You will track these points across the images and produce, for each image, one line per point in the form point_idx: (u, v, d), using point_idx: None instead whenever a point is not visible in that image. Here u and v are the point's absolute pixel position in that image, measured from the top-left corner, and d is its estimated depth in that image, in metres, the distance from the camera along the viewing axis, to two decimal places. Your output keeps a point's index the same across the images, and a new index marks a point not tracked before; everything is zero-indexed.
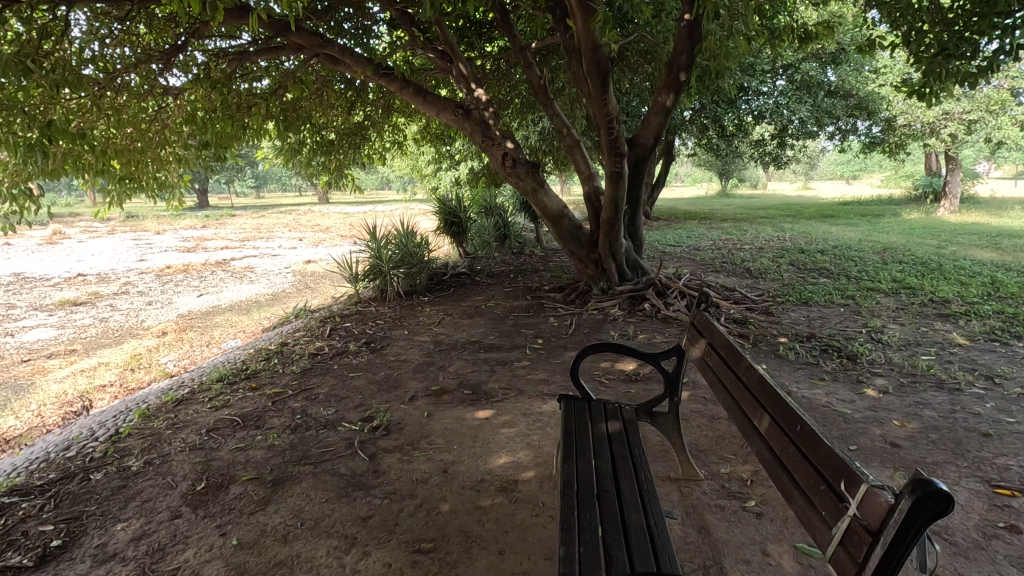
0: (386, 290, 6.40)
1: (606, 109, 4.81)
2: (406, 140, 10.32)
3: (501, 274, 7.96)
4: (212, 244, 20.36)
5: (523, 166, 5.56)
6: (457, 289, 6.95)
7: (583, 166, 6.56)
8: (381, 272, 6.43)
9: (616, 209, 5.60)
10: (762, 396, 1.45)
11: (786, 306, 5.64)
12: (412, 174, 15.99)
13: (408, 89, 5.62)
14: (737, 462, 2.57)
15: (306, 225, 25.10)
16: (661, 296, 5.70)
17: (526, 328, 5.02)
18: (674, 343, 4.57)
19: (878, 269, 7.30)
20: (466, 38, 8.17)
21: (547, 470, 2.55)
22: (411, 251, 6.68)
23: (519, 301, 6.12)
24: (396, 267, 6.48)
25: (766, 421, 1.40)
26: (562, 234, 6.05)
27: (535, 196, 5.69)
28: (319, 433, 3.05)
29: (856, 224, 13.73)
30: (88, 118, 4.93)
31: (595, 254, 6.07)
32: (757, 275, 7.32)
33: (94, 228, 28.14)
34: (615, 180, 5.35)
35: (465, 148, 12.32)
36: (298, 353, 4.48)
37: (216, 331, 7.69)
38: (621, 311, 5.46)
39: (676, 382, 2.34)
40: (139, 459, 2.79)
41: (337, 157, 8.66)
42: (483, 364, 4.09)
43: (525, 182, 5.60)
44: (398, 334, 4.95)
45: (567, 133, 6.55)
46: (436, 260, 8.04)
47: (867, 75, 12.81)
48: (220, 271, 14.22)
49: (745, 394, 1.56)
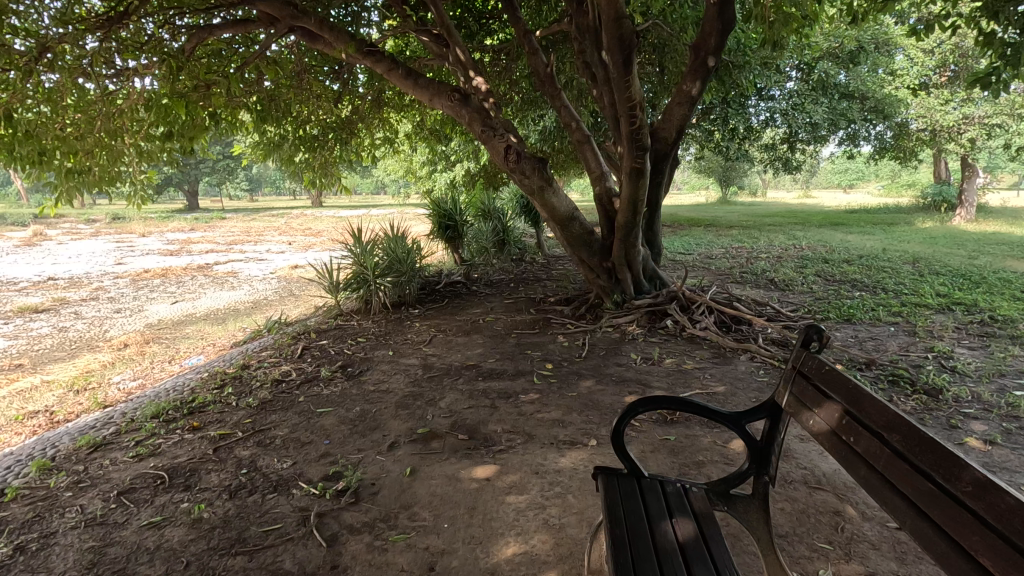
0: (371, 301, 5.66)
1: (628, 94, 4.08)
2: (399, 138, 9.62)
3: (500, 284, 7.22)
4: (197, 247, 19.55)
5: (529, 162, 4.80)
6: (452, 300, 6.22)
7: (592, 164, 5.85)
8: (366, 282, 5.68)
9: (635, 211, 4.88)
10: (973, 495, 0.87)
11: (828, 324, 4.94)
12: (406, 176, 15.27)
13: (397, 71, 4.85)
14: (838, 559, 1.84)
15: (297, 229, 24.36)
16: (685, 311, 4.98)
17: (531, 350, 4.29)
18: (708, 370, 3.84)
19: (917, 282, 6.61)
20: (463, 27, 7.49)
21: (575, 569, 1.81)
22: (400, 258, 5.95)
23: (522, 315, 5.39)
24: (382, 275, 5.74)
25: (995, 544, 0.82)
26: (571, 240, 5.29)
27: (541, 196, 4.93)
28: (265, 500, 2.30)
29: (871, 232, 13.11)
30: (19, 97, 4.18)
31: (607, 263, 5.35)
32: (785, 287, 6.62)
33: (79, 229, 27.31)
34: (635, 179, 4.63)
35: (462, 148, 11.64)
36: (259, 379, 3.73)
37: (184, 345, 6.92)
38: (641, 330, 4.74)
39: (766, 454, 1.62)
40: (9, 543, 2.03)
41: (322, 154, 7.92)
42: (482, 398, 3.35)
43: (531, 180, 4.84)
44: (381, 356, 4.20)
45: (575, 127, 5.84)
46: (429, 266, 7.33)
47: (885, 76, 12.21)
48: (200, 276, 13.43)
49: (920, 483, 0.99)
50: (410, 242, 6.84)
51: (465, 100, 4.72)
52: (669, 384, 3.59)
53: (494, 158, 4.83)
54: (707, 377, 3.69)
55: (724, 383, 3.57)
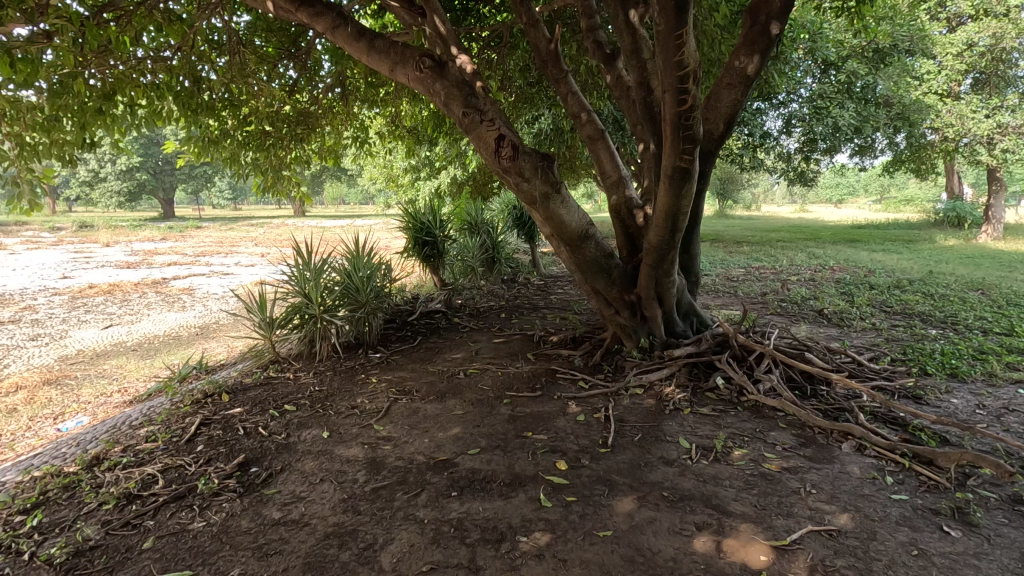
0: (317, 342, 4.28)
1: (679, 59, 2.72)
2: (372, 138, 8.29)
3: (487, 315, 5.85)
4: (160, 259, 18.02)
5: (529, 159, 3.41)
6: (426, 338, 4.86)
7: (607, 165, 4.58)
8: (311, 317, 4.30)
9: (675, 230, 3.55)
10: None
11: (934, 384, 3.62)
12: (386, 184, 13.93)
13: (348, 29, 3.47)
14: None
15: (274, 239, 22.90)
16: (740, 364, 3.65)
17: (533, 432, 2.92)
18: (807, 475, 2.49)
19: (1004, 317, 5.33)
20: (445, 7, 6.23)
21: None
22: (357, 285, 4.60)
23: (517, 365, 4.03)
24: (333, 308, 4.37)
25: None
26: (583, 265, 3.92)
27: (545, 207, 3.55)
28: None
29: (896, 250, 11.96)
30: None
31: (631, 296, 4.04)
32: (843, 323, 5.31)
33: (41, 237, 25.58)
34: (678, 185, 3.30)
35: (447, 152, 10.34)
36: (97, 496, 2.32)
37: (88, 390, 5.48)
38: (682, 395, 3.39)
39: None
40: None
41: (275, 154, 6.56)
42: (453, 546, 1.97)
43: (532, 185, 3.45)
44: (308, 442, 2.82)
45: (586, 117, 4.54)
46: (402, 292, 5.97)
47: (912, 82, 11.15)
48: (151, 292, 11.92)
49: None
50: (376, 261, 5.49)
51: (439, 68, 3.31)
52: (756, 506, 2.23)
53: (481, 152, 3.44)
54: (811, 490, 2.34)
55: (845, 506, 2.22)
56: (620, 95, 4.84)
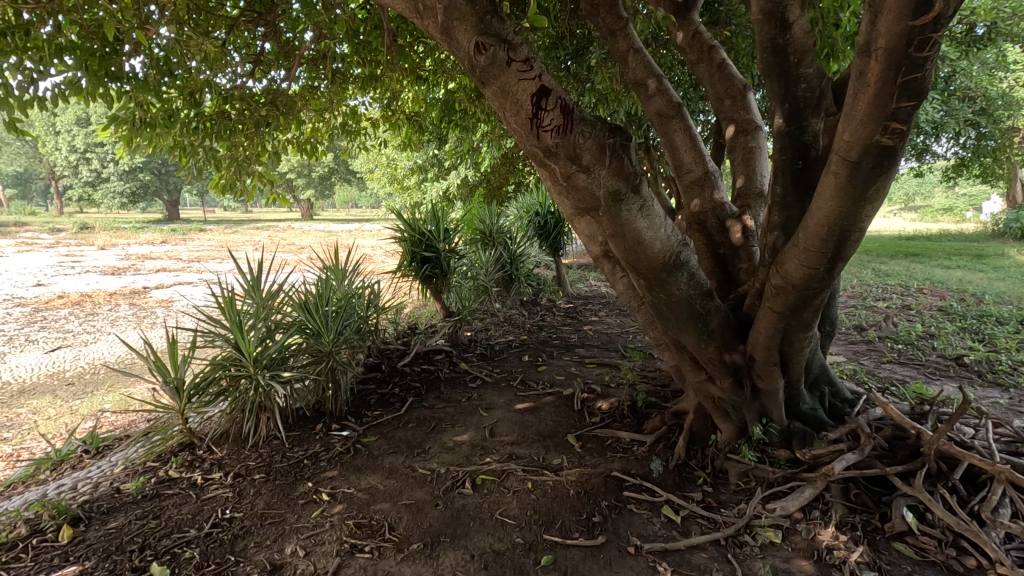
0: (247, 416, 2.80)
1: None
2: (366, 128, 6.91)
3: (505, 358, 4.38)
4: (150, 265, 16.80)
5: (590, 134, 1.96)
6: (419, 401, 3.41)
7: (687, 157, 3.15)
8: (241, 380, 2.82)
9: (838, 262, 2.05)
10: None
11: None
12: (391, 186, 12.58)
13: None
14: None
15: (276, 244, 21.70)
16: (941, 484, 2.15)
17: None
18: None
19: None
20: None
21: None
22: (319, 328, 3.16)
23: (558, 466, 2.55)
24: (277, 364, 2.94)
25: None
26: (666, 310, 2.44)
27: (613, 217, 2.08)
28: None
29: (973, 266, 10.37)
30: None
31: (734, 359, 2.59)
32: (1004, 382, 3.78)
33: (38, 239, 24.66)
34: (868, 183, 1.79)
35: (459, 149, 8.94)
36: None
37: None
38: (862, 554, 1.90)
39: None
40: None
41: (239, 143, 5.20)
42: None
43: (593, 177, 1.98)
44: None
45: (657, 86, 3.10)
46: (395, 325, 4.55)
47: (998, 72, 9.58)
48: (124, 304, 10.59)
49: None
50: (356, 284, 4.08)
51: None
52: None
53: (505, 118, 1.99)
54: None
55: None
56: (697, 60, 3.40)
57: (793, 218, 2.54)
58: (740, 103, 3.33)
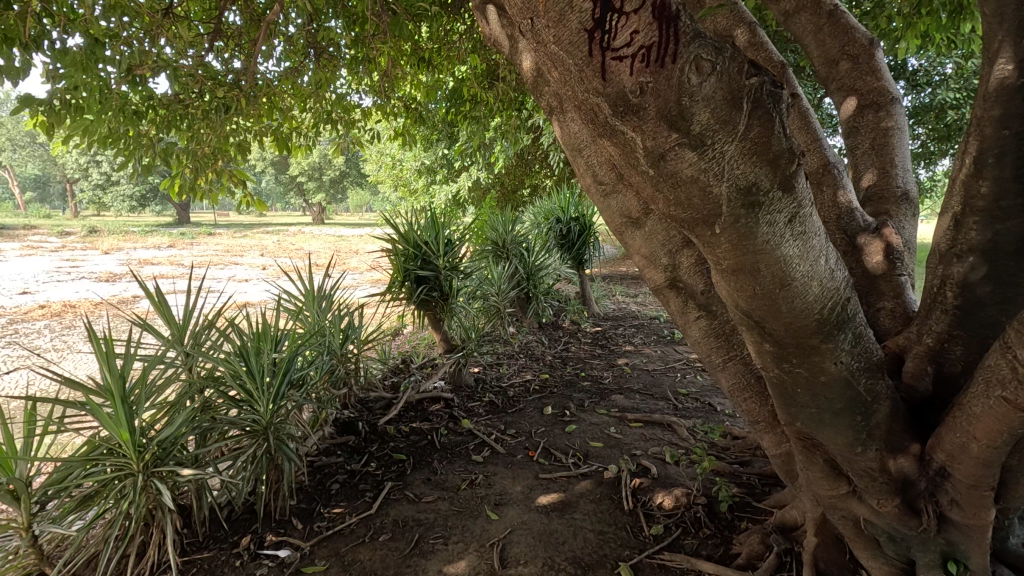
0: (120, 530, 1.80)
1: None
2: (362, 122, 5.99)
3: (520, 409, 3.37)
4: (147, 271, 16.03)
5: (713, 66, 0.93)
6: (401, 488, 2.43)
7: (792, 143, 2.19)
8: (114, 480, 1.82)
9: None
10: None
11: None
12: (397, 188, 11.64)
13: None
14: None
15: (281, 249, 20.90)
16: None
17: None
18: None
19: None
20: None
21: None
22: (251, 389, 2.19)
23: None
24: (170, 446, 1.95)
25: None
26: (804, 396, 1.43)
27: (739, 238, 1.08)
28: None
29: None
30: None
31: (904, 473, 1.58)
32: None
33: (43, 243, 24.17)
34: None
35: (469, 146, 7.97)
36: None
37: None
38: None
39: None
40: None
41: (202, 136, 4.29)
42: None
43: (709, 159, 0.99)
44: None
45: (748, 39, 2.17)
46: (382, 363, 3.63)
47: None
48: (105, 315, 9.75)
49: None
50: (329, 321, 3.17)
51: None
52: None
53: (539, 33, 1.00)
54: None
55: None
56: (796, 9, 2.41)
57: (1008, 238, 1.49)
58: (863, 65, 2.30)
